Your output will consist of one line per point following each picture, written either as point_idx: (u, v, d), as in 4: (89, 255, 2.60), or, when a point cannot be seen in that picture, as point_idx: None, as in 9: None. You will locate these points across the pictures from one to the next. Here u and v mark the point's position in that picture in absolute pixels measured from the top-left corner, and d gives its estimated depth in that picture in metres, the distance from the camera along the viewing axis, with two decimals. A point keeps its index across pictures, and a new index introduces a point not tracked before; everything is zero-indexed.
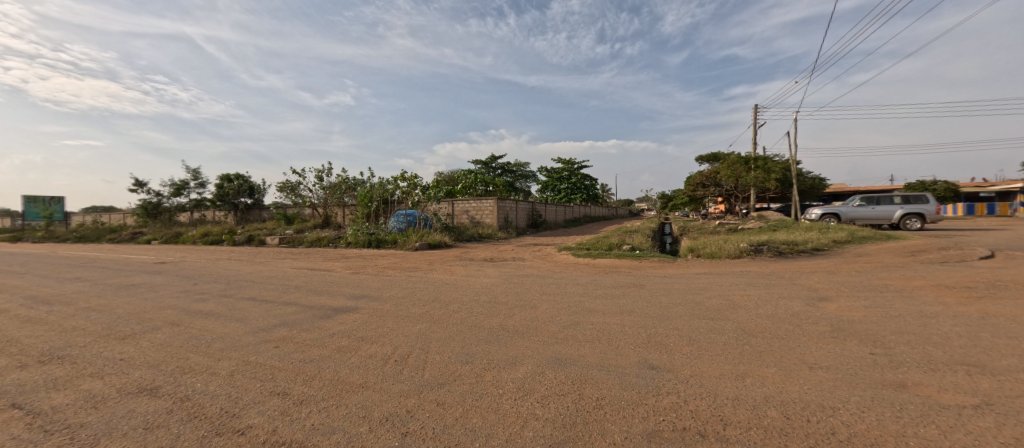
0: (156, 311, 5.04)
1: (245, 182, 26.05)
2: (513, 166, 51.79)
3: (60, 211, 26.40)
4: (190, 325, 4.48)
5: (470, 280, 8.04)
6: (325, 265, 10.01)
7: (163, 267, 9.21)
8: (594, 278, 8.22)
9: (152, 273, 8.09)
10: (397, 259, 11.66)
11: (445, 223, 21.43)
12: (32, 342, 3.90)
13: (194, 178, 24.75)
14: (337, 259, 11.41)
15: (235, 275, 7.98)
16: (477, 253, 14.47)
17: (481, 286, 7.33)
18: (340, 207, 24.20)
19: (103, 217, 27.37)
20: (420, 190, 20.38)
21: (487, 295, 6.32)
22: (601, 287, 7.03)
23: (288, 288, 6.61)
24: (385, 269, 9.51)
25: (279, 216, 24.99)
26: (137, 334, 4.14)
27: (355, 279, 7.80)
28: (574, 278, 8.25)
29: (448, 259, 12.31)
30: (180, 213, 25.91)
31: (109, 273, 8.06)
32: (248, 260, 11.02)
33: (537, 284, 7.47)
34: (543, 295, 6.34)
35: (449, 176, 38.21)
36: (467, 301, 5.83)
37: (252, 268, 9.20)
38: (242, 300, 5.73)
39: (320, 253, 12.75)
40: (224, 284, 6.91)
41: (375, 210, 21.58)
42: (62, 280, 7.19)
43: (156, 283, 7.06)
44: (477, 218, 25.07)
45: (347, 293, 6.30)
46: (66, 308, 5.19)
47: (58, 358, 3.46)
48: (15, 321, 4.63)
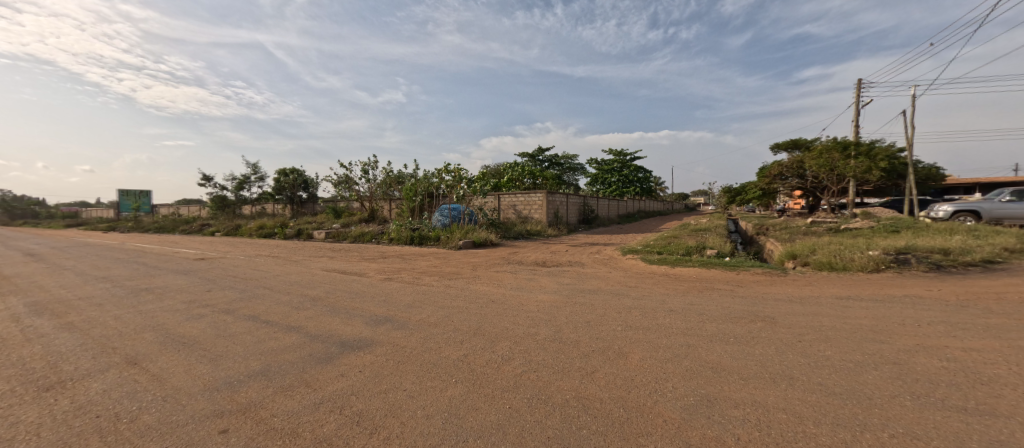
0: (123, 334, 3.88)
1: (300, 176, 26.77)
2: (561, 158, 49.50)
3: (148, 203, 29.50)
4: (144, 366, 3.20)
5: (524, 297, 6.34)
6: (359, 267, 8.92)
7: (197, 264, 8.67)
8: (688, 299, 6.10)
9: (176, 272, 7.42)
10: (438, 261, 10.34)
11: (491, 219, 20.06)
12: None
13: (254, 173, 25.97)
14: (374, 260, 10.37)
15: (258, 278, 7.03)
16: (526, 255, 12.77)
17: (539, 309, 5.56)
18: (386, 201, 23.97)
19: (183, 209, 29.99)
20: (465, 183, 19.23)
21: (550, 328, 4.56)
22: (710, 319, 4.93)
23: (303, 301, 5.41)
24: (423, 275, 8.17)
25: (329, 210, 25.41)
26: (71, 379, 2.95)
27: (385, 290, 6.47)
28: (662, 298, 6.21)
29: (495, 262, 10.77)
30: (244, 206, 27.47)
31: (138, 271, 7.47)
32: (286, 257, 10.35)
33: (615, 308, 5.55)
34: (631, 333, 4.42)
35: (494, 169, 36.93)
36: (521, 341, 4.10)
37: (283, 269, 8.35)
38: (240, 319, 4.53)
39: (358, 252, 11.90)
40: (237, 291, 5.86)
41: (419, 204, 20.89)
42: (85, 279, 6.60)
43: (171, 285, 6.20)
44: (525, 213, 23.45)
45: (369, 313, 4.92)
46: (37, 321, 4.24)
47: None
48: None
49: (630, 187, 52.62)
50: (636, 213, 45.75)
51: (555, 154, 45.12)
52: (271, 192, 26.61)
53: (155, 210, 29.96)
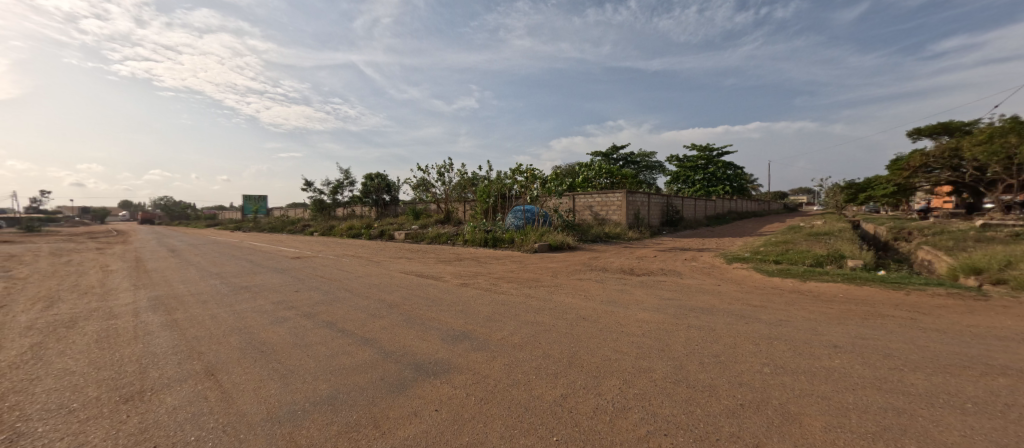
0: (211, 336, 3.73)
1: (384, 180, 28.82)
2: (636, 157, 46.30)
3: (264, 207, 34.54)
4: (219, 377, 2.89)
5: (621, 324, 5.32)
6: (436, 270, 8.70)
7: (293, 263, 9.23)
8: (844, 342, 4.59)
9: (274, 271, 7.84)
10: (515, 266, 9.75)
11: (566, 220, 19.12)
12: (24, 375, 2.69)
13: (347, 179, 28.65)
14: (451, 262, 10.18)
15: (342, 279, 7.08)
16: (609, 262, 11.58)
17: (645, 344, 4.54)
18: (460, 203, 24.53)
19: (290, 211, 34.40)
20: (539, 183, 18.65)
21: (669, 381, 3.50)
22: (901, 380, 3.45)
23: (381, 308, 5.11)
24: (500, 282, 7.59)
25: (409, 212, 26.86)
26: (150, 384, 2.71)
27: (461, 299, 6.00)
28: (811, 341, 4.75)
29: (576, 270, 9.85)
30: (338, 209, 30.54)
31: (245, 269, 8.05)
32: (369, 258, 10.67)
33: (746, 357, 4.33)
34: (790, 396, 3.25)
35: (566, 168, 35.79)
36: (634, 395, 3.14)
37: (366, 270, 8.48)
38: (319, 325, 4.28)
39: (435, 253, 11.92)
40: (320, 292, 5.81)
41: (492, 205, 20.94)
42: (204, 275, 7.23)
43: (270, 284, 6.44)
44: (601, 215, 22.02)
45: (446, 328, 4.41)
46: (148, 313, 4.40)
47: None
48: (81, 324, 3.83)
49: (718, 185, 47.02)
50: (726, 214, 40.63)
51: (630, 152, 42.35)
52: (360, 195, 29.12)
53: (270, 212, 34.89)
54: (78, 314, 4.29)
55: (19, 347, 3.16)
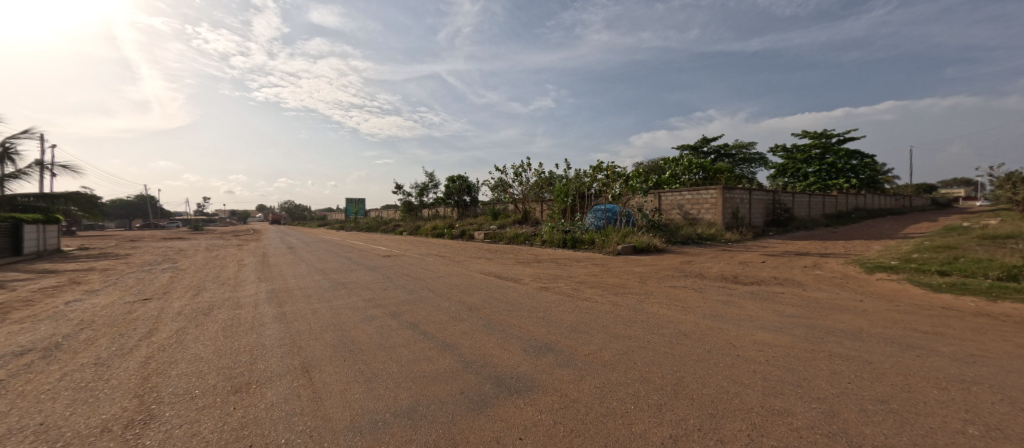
0: (310, 332, 3.96)
1: (464, 182, 30.17)
2: (731, 148, 40.96)
3: (363, 209, 38.92)
4: (312, 376, 2.94)
5: (733, 346, 4.39)
6: (515, 272, 8.54)
7: (384, 261, 9.90)
8: None
9: (367, 268, 8.49)
10: (597, 270, 9.19)
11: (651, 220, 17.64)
12: (165, 359, 3.08)
13: (432, 181, 30.74)
14: (529, 264, 9.97)
15: (425, 278, 7.30)
16: (706, 267, 10.19)
17: (772, 376, 3.60)
18: (537, 202, 24.48)
19: (384, 212, 38.22)
20: (620, 181, 17.67)
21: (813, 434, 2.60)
22: None
23: (461, 310, 5.00)
24: (582, 287, 7.09)
25: (487, 212, 27.64)
26: (255, 377, 2.86)
27: (542, 306, 5.63)
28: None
29: (666, 276, 8.80)
30: (424, 209, 32.98)
31: (345, 266, 8.82)
32: (451, 257, 11.03)
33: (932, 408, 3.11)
34: None
35: (648, 164, 33.31)
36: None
37: (448, 270, 8.68)
38: (402, 326, 4.28)
39: (513, 254, 11.82)
40: (406, 291, 6.00)
41: (571, 205, 20.61)
42: (313, 271, 8.09)
43: (363, 281, 6.89)
44: (692, 214, 19.78)
45: (527, 339, 4.07)
46: (265, 306, 4.90)
47: (111, 421, 2.21)
48: (214, 315, 4.37)
49: (840, 177, 39.01)
50: (853, 211, 33.51)
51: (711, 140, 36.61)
52: (443, 196, 30.96)
53: (368, 214, 39.31)
54: (215, 303, 5.01)
55: (168, 334, 3.70)
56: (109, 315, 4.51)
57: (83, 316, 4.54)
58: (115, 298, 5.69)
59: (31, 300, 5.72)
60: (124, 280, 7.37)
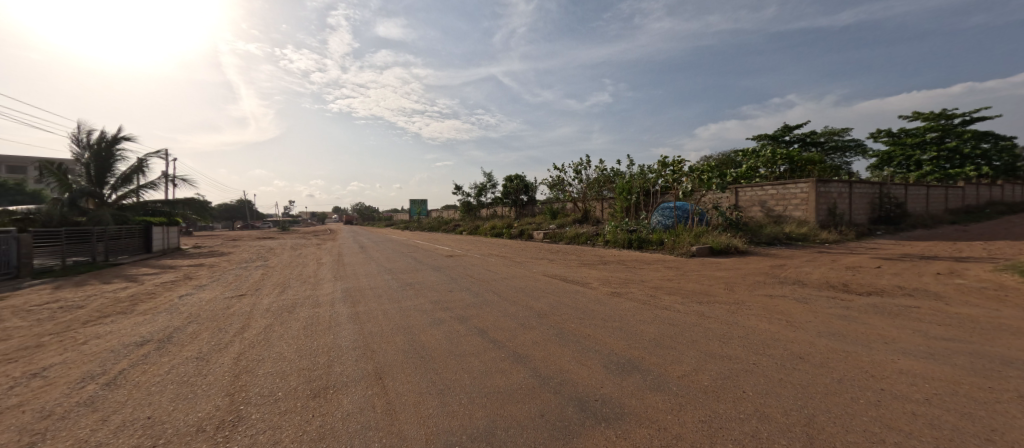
0: (382, 334, 3.94)
1: (522, 181, 30.20)
2: (822, 136, 35.77)
3: (424, 210, 40.93)
4: (386, 384, 2.83)
5: (870, 376, 3.49)
6: (580, 275, 8.08)
7: (447, 261, 10.03)
8: None
9: (432, 268, 8.65)
10: (672, 275, 8.40)
11: (728, 218, 15.93)
12: (254, 358, 3.20)
13: (490, 181, 31.24)
14: (594, 267, 9.44)
15: (489, 280, 7.18)
16: (805, 273, 8.74)
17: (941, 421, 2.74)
18: (598, 201, 23.83)
19: (444, 212, 39.79)
20: (689, 176, 16.46)
21: None
22: None
23: (530, 317, 4.70)
24: (659, 295, 6.43)
25: (545, 211, 27.33)
26: (333, 382, 2.82)
27: (616, 314, 5.12)
28: None
29: (757, 283, 7.67)
30: (482, 209, 33.73)
31: (411, 266, 9.05)
32: (512, 258, 10.89)
33: None
34: None
35: (720, 157, 30.39)
36: None
37: (510, 271, 8.49)
38: (471, 332, 4.10)
39: (575, 255, 11.33)
40: (471, 293, 5.88)
41: (634, 203, 20.03)
42: (383, 270, 8.40)
43: (430, 282, 6.94)
44: (777, 211, 17.42)
45: (606, 353, 3.63)
46: (341, 306, 5.07)
47: (205, 421, 2.23)
48: (297, 315, 4.58)
49: (972, 164, 31.99)
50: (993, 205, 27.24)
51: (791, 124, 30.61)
52: (501, 196, 31.27)
53: (430, 214, 41.21)
54: (298, 301, 5.32)
55: (258, 332, 3.93)
56: (212, 310, 5.04)
57: (192, 309, 5.10)
58: (218, 293, 6.38)
59: (156, 292, 6.63)
60: (226, 276, 8.31)
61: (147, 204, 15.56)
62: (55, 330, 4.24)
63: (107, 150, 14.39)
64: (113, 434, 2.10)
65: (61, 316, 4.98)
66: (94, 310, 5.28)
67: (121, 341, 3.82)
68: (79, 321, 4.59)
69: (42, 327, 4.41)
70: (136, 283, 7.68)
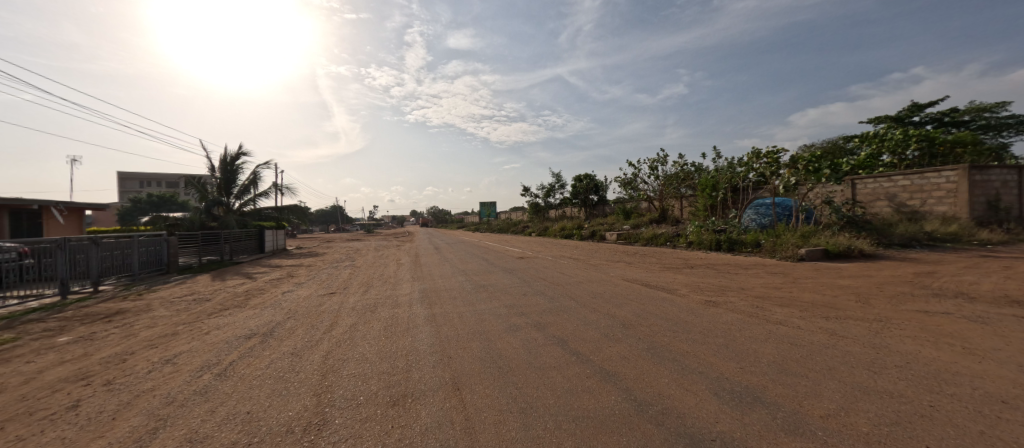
0: (458, 339, 3.86)
1: (592, 181, 29.29)
2: (981, 108, 28.20)
3: (493, 212, 42.08)
4: (464, 395, 2.65)
5: None
6: (663, 280, 7.27)
7: (518, 263, 9.91)
8: None
9: (504, 270, 8.59)
10: (778, 282, 7.10)
11: (846, 215, 13.35)
12: (340, 360, 3.31)
13: (558, 182, 30.86)
14: (679, 271, 8.47)
15: (563, 283, 6.83)
16: (972, 282, 6.71)
17: None
18: (677, 199, 22.10)
19: (513, 214, 40.40)
20: (789, 168, 14.30)
21: None
22: None
23: (613, 327, 4.23)
24: (765, 306, 5.40)
25: (617, 211, 26.05)
26: (411, 389, 2.73)
27: (715, 327, 4.37)
28: None
29: (901, 294, 6.06)
30: (551, 210, 33.53)
31: (483, 267, 9.12)
32: (586, 260, 10.37)
33: None
34: None
35: (831, 143, 25.72)
36: None
37: (584, 274, 8.02)
38: (549, 342, 3.78)
39: (656, 259, 10.39)
40: (545, 297, 5.60)
41: (720, 200, 18.33)
42: (457, 271, 8.57)
43: (502, 284, 6.83)
44: (911, 206, 13.94)
45: (713, 377, 3.00)
46: (419, 307, 5.19)
47: (294, 422, 2.25)
48: (379, 316, 4.77)
49: None
50: None
51: (918, 102, 23.93)
52: (570, 196, 30.59)
53: (499, 216, 42.14)
54: (379, 301, 5.59)
55: (345, 331, 4.13)
56: (306, 307, 5.61)
57: (289, 306, 5.76)
58: (312, 290, 7.04)
59: (265, 288, 7.61)
60: (321, 275, 9.25)
61: (261, 210, 18.12)
62: (189, 319, 5.21)
63: (231, 166, 17.16)
64: (219, 427, 2.22)
65: (195, 307, 6.02)
66: (218, 303, 6.26)
67: (232, 334, 4.47)
68: (206, 312, 5.57)
69: (179, 317, 5.37)
70: (253, 279, 8.91)
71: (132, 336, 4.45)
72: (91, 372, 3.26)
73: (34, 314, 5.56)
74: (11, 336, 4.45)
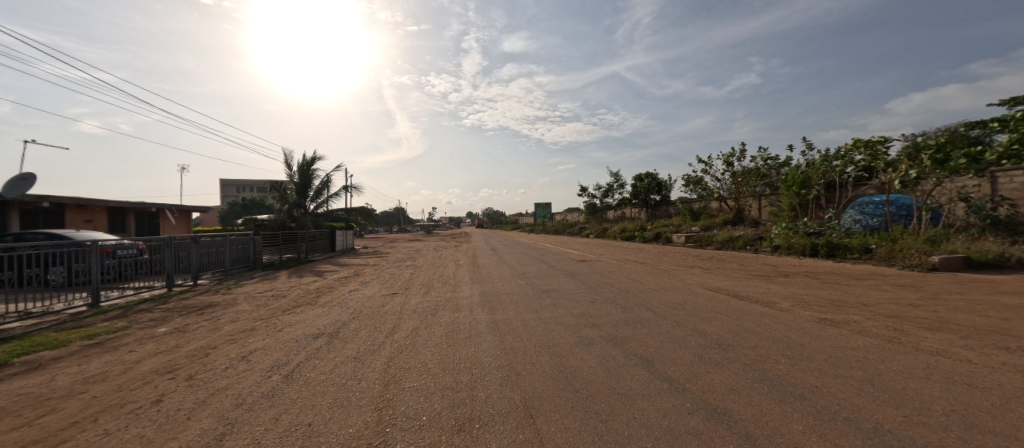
0: (525, 353, 3.51)
1: (654, 179, 27.46)
2: None
3: (548, 212, 41.59)
4: (540, 425, 2.26)
5: None
6: (754, 291, 6.21)
7: (580, 267, 9.35)
8: None
9: (567, 274, 8.11)
10: (912, 298, 5.62)
11: (994, 214, 10.63)
12: (402, 373, 3.14)
13: (616, 181, 29.46)
14: (770, 280, 7.24)
15: (634, 291, 6.19)
16: None
17: None
18: (755, 198, 19.81)
19: (569, 214, 39.51)
20: (906, 157, 11.92)
21: None
22: None
23: (706, 347, 3.56)
24: (904, 328, 4.21)
25: (684, 211, 24.05)
26: (477, 412, 2.42)
27: (844, 353, 3.46)
28: None
29: None
30: (609, 210, 32.20)
31: (542, 270, 8.73)
32: (655, 265, 9.45)
33: None
34: None
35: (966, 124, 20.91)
36: None
37: (656, 281, 7.24)
38: (632, 361, 3.25)
39: (738, 265, 9.14)
40: (617, 308, 5.05)
41: (809, 198, 16.01)
42: (516, 274, 8.28)
43: (566, 290, 6.38)
44: None
45: (869, 427, 2.23)
46: (481, 313, 4.98)
47: (355, 441, 2.03)
48: (440, 322, 4.62)
49: None
50: None
51: (1017, 101, 20.60)
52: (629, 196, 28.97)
53: (554, 217, 41.49)
54: (440, 305, 5.49)
55: (407, 339, 4.02)
56: (370, 307, 5.75)
57: (356, 306, 5.95)
58: (377, 290, 7.15)
59: (334, 286, 8.03)
60: (384, 274, 9.52)
61: (333, 212, 19.59)
62: (268, 315, 5.72)
63: (306, 171, 18.75)
64: (281, 439, 2.09)
65: (274, 303, 6.60)
66: (293, 300, 6.75)
67: (303, 332, 4.70)
68: (282, 309, 6.09)
69: (259, 313, 5.88)
70: (323, 277, 9.48)
71: (217, 330, 5.00)
72: (177, 366, 3.70)
73: (144, 304, 6.67)
74: (124, 325, 5.33)
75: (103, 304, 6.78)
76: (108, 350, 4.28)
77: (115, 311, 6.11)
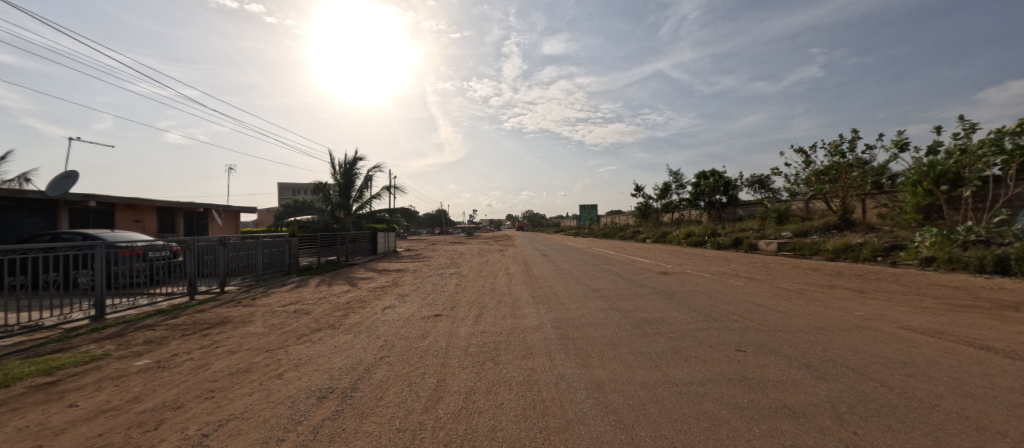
0: None
1: (721, 177, 24.18)
2: None
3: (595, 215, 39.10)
4: None
5: None
6: (998, 334, 3.83)
7: (668, 283, 7.27)
8: None
9: (658, 295, 6.11)
10: None
11: None
12: None
13: (676, 180, 26.47)
14: (992, 313, 4.70)
15: (788, 329, 4.09)
16: None
17: None
18: (863, 197, 16.21)
19: (618, 217, 36.71)
20: None
21: None
22: None
23: None
24: None
25: (762, 213, 20.72)
26: None
27: None
28: None
29: None
30: (665, 213, 29.23)
31: (621, 288, 6.78)
32: (772, 283, 7.13)
33: None
34: None
35: None
36: None
37: (801, 309, 5.03)
38: None
39: (899, 287, 6.54)
40: (799, 367, 2.99)
41: (947, 197, 12.39)
42: (588, 292, 6.43)
43: (676, 323, 4.42)
44: None
45: None
46: (568, 366, 3.21)
47: None
48: (507, 382, 2.91)
49: None
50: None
51: None
52: (690, 197, 25.83)
53: (601, 220, 38.81)
54: (500, 347, 3.79)
55: (460, 426, 2.29)
56: (406, 340, 4.17)
57: (387, 335, 4.42)
58: (415, 310, 5.61)
59: (366, 300, 6.65)
60: (425, 285, 8.03)
61: (376, 213, 18.89)
62: (275, 345, 4.32)
63: (349, 171, 18.20)
64: None
65: (291, 324, 5.28)
66: (315, 320, 5.39)
67: (309, 383, 3.19)
68: (297, 335, 4.70)
69: (268, 340, 4.54)
70: (356, 287, 8.21)
71: (203, 368, 3.67)
72: None
73: (152, 317, 5.75)
74: (103, 353, 4.22)
75: (110, 316, 5.88)
76: (46, 402, 3.04)
77: (113, 328, 5.18)
